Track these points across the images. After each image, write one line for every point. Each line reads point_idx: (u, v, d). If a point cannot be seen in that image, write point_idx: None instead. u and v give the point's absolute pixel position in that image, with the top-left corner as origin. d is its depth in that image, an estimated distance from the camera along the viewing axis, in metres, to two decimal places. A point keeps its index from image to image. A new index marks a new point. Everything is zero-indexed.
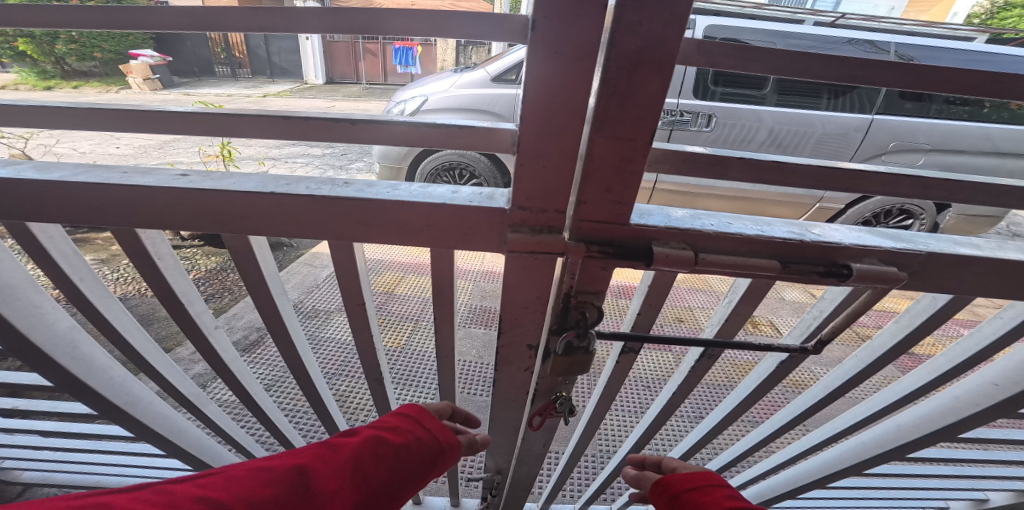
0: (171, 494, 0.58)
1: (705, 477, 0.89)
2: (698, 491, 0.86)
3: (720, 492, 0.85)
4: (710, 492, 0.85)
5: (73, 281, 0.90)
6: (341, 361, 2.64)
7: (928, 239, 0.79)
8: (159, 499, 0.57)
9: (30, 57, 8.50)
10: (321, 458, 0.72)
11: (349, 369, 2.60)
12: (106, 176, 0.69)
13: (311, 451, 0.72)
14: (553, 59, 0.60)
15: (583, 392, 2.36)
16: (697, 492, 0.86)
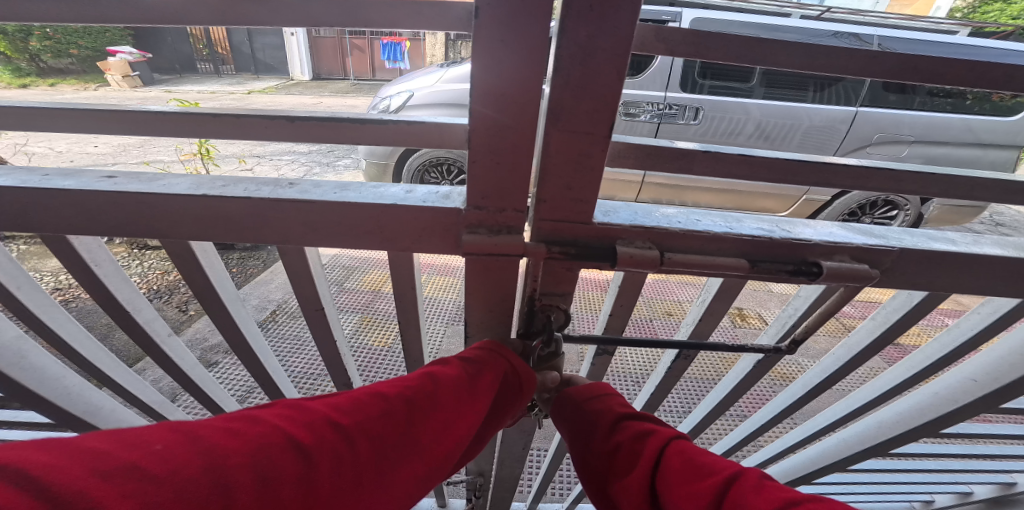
0: (310, 410, 0.54)
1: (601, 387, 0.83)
2: (595, 401, 0.80)
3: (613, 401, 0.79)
4: (607, 401, 0.79)
5: (9, 289, 0.85)
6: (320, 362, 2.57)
7: (902, 235, 0.76)
8: (299, 415, 0.53)
9: (3, 55, 8.23)
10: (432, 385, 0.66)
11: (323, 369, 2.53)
12: (22, 179, 0.63)
13: (421, 379, 0.67)
14: (500, 49, 0.56)
15: None
16: (593, 403, 0.79)
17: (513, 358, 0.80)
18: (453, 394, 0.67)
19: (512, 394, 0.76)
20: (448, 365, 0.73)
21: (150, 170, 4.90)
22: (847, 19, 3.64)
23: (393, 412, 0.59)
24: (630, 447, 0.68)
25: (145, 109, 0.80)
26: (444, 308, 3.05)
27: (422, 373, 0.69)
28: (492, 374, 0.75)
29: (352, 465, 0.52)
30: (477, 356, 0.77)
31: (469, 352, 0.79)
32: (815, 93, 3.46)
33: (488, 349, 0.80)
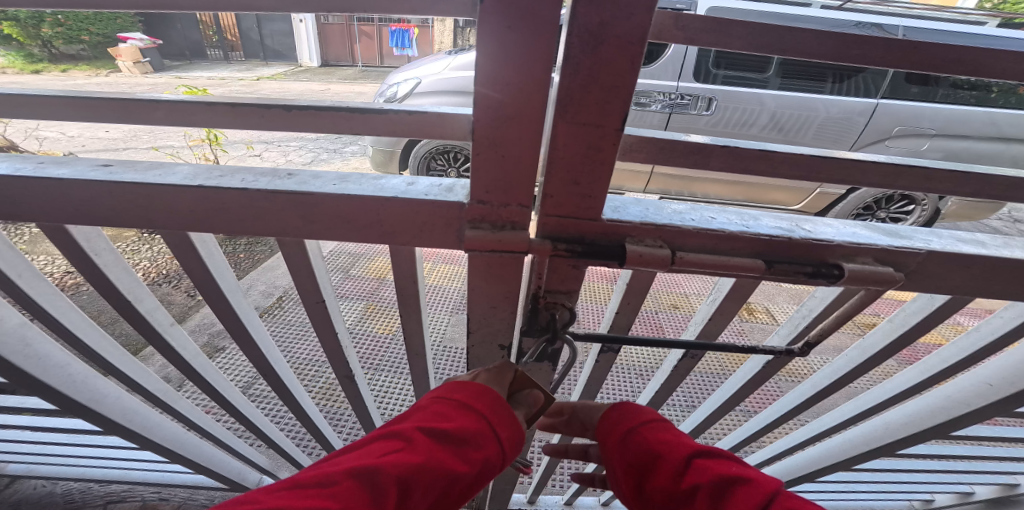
0: None
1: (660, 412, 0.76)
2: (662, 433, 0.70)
3: (674, 431, 0.71)
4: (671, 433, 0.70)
5: (11, 277, 0.84)
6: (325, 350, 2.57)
7: (928, 236, 0.73)
8: None
9: (16, 41, 8.23)
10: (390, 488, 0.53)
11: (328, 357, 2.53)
12: (17, 167, 0.62)
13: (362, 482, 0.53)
14: (506, 35, 0.52)
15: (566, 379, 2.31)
16: (653, 435, 0.70)
17: (510, 433, 0.68)
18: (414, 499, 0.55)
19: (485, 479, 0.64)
20: (419, 446, 0.59)
21: (160, 156, 4.93)
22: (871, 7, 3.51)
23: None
24: (707, 490, 0.59)
25: (144, 97, 0.78)
26: (448, 297, 3.04)
27: (373, 465, 0.55)
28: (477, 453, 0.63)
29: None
30: (460, 428, 0.63)
31: (451, 411, 0.65)
32: (834, 84, 3.34)
33: (477, 411, 0.66)
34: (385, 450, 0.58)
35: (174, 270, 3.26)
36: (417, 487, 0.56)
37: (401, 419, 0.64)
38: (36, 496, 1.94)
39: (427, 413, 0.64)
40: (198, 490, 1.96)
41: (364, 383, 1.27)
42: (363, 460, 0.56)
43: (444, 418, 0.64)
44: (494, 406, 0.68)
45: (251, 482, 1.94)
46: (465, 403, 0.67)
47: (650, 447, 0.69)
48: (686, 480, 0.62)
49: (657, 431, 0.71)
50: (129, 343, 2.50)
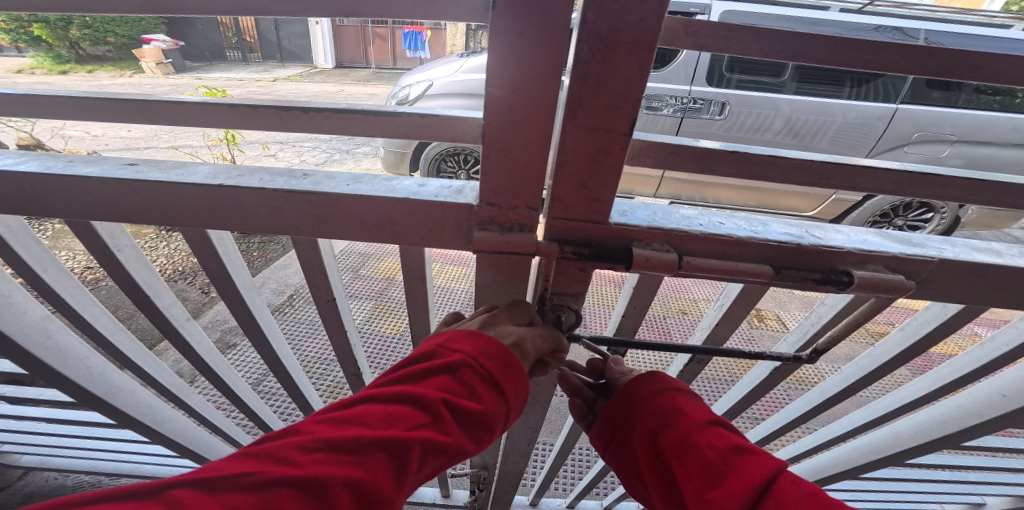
0: None
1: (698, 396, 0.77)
2: (685, 394, 0.72)
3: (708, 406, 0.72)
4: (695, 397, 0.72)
5: (36, 271, 0.87)
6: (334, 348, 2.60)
7: (941, 244, 0.72)
8: None
9: (45, 43, 8.49)
10: (416, 465, 0.54)
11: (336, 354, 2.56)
12: (48, 165, 0.64)
13: (387, 456, 0.52)
14: (517, 40, 0.54)
15: None
16: (680, 395, 0.71)
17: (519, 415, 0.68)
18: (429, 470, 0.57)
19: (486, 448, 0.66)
20: (448, 424, 0.58)
21: (179, 155, 5.03)
22: (891, 10, 3.45)
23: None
24: (724, 450, 0.60)
25: (166, 98, 0.80)
26: (456, 298, 3.06)
27: (401, 439, 0.53)
28: (491, 433, 0.64)
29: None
30: (486, 408, 0.62)
31: (479, 387, 0.63)
32: (852, 88, 3.31)
33: (504, 394, 0.65)
34: (414, 420, 0.56)
35: (188, 266, 3.33)
36: (436, 460, 0.57)
37: (430, 378, 0.62)
38: (48, 488, 1.98)
39: (455, 383, 0.62)
40: None
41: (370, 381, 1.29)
42: (393, 427, 0.54)
43: (470, 393, 0.62)
44: (519, 390, 0.67)
45: None
46: (496, 382, 0.64)
47: (676, 403, 0.70)
48: (708, 436, 0.63)
49: (695, 397, 0.72)
50: (144, 337, 2.55)
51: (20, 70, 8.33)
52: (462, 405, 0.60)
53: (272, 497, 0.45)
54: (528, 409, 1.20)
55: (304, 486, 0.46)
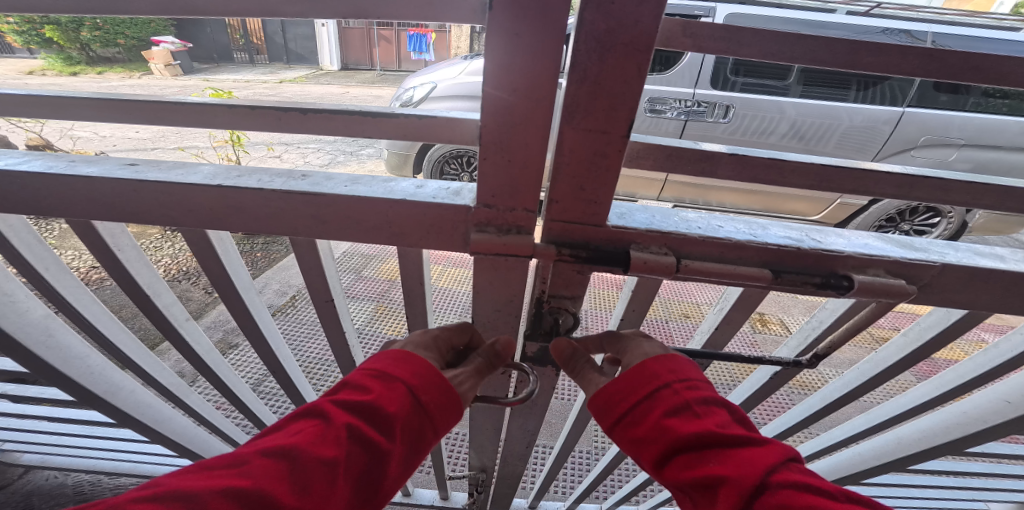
0: None
1: (663, 374, 0.70)
2: (634, 422, 0.69)
3: (661, 405, 0.67)
4: (642, 417, 0.68)
5: (38, 270, 0.87)
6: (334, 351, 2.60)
7: (944, 249, 0.71)
8: None
9: (58, 45, 8.59)
10: (307, 464, 0.55)
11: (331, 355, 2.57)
12: (51, 165, 0.65)
13: (272, 463, 0.54)
14: (513, 42, 0.53)
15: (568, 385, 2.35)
16: (628, 430, 0.70)
17: (433, 395, 0.68)
18: (337, 473, 0.57)
19: (415, 437, 0.66)
20: (339, 420, 0.60)
21: (185, 156, 5.07)
22: (898, 13, 3.42)
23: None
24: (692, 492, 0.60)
25: (165, 98, 0.80)
26: (456, 300, 3.07)
27: (285, 444, 0.56)
28: (402, 422, 0.64)
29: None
30: (379, 394, 0.64)
31: (370, 382, 0.65)
32: (858, 92, 3.28)
33: (397, 377, 0.66)
34: (300, 428, 0.59)
35: (192, 266, 3.34)
36: (339, 458, 0.57)
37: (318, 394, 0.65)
38: (48, 487, 2.00)
39: (344, 386, 0.65)
40: None
41: None
42: (277, 439, 0.57)
43: (361, 388, 0.64)
44: (419, 371, 0.68)
45: None
46: (387, 371, 0.67)
47: (634, 447, 0.69)
48: (676, 474, 0.63)
49: (646, 411, 0.68)
50: (147, 337, 2.56)
51: (33, 71, 8.43)
52: (351, 400, 0.62)
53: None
54: (526, 412, 1.19)
55: (174, 498, 0.47)
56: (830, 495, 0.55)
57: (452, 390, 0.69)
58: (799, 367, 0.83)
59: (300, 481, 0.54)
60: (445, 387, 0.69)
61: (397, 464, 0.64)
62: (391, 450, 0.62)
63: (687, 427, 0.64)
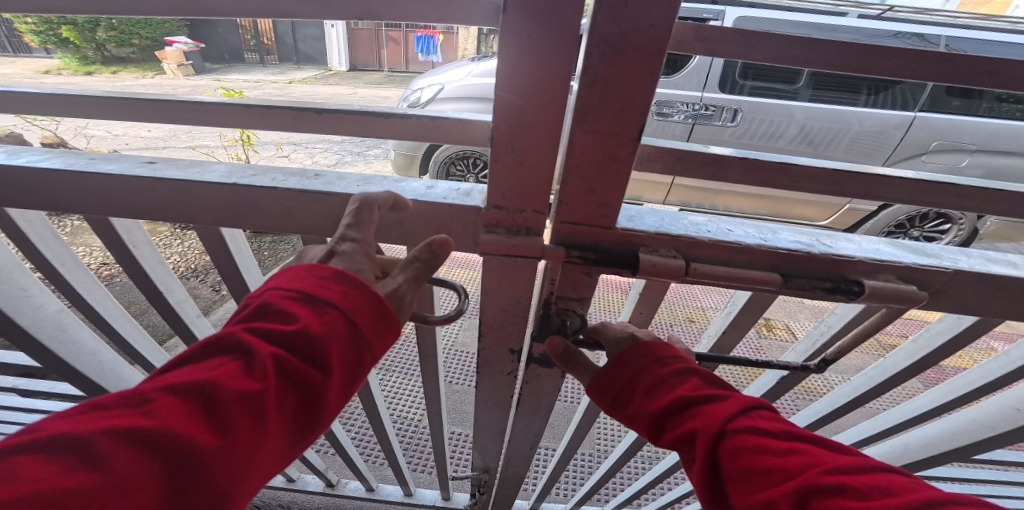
0: None
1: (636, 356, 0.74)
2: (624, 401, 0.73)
3: (642, 383, 0.72)
4: (629, 396, 0.73)
5: (54, 266, 0.89)
6: None
7: (956, 255, 0.71)
8: None
9: (74, 45, 8.72)
10: (227, 401, 0.47)
11: None
12: (70, 163, 0.66)
13: (182, 400, 0.45)
14: (526, 45, 0.54)
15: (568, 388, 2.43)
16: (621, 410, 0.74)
17: (370, 317, 0.60)
18: (265, 407, 0.49)
19: (355, 364, 0.60)
20: (261, 352, 0.51)
21: (196, 155, 5.12)
22: (911, 17, 3.39)
23: (167, 464, 0.42)
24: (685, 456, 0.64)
25: (180, 97, 0.81)
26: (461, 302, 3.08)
27: (195, 380, 0.47)
28: (337, 348, 0.57)
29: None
30: (305, 318, 0.56)
31: (291, 307, 0.56)
32: (869, 96, 3.26)
33: (326, 299, 0.58)
34: (212, 365, 0.50)
35: (201, 264, 3.38)
36: (265, 391, 0.50)
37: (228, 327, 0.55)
38: None
39: (261, 315, 0.56)
40: None
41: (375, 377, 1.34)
42: (179, 376, 0.48)
43: (282, 315, 0.56)
44: (351, 293, 0.60)
45: None
46: (309, 293, 0.58)
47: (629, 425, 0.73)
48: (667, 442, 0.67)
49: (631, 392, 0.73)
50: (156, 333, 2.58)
51: (48, 71, 8.55)
52: (272, 330, 0.54)
53: (17, 467, 0.37)
54: (531, 412, 1.19)
55: (60, 448, 0.39)
56: (774, 434, 0.58)
57: (383, 302, 0.62)
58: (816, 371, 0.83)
59: (221, 419, 0.46)
60: (375, 301, 0.61)
61: (333, 392, 0.57)
62: (327, 379, 0.55)
63: (663, 399, 0.68)
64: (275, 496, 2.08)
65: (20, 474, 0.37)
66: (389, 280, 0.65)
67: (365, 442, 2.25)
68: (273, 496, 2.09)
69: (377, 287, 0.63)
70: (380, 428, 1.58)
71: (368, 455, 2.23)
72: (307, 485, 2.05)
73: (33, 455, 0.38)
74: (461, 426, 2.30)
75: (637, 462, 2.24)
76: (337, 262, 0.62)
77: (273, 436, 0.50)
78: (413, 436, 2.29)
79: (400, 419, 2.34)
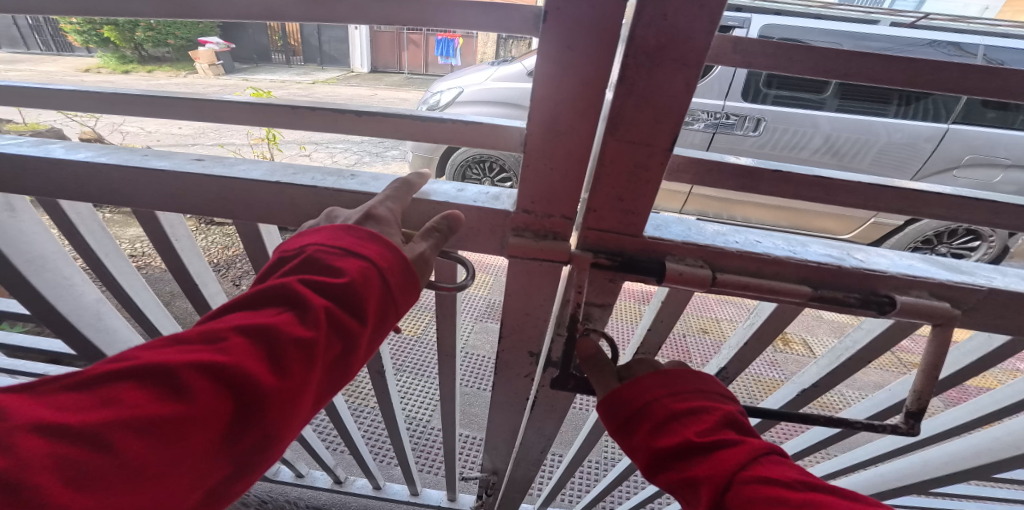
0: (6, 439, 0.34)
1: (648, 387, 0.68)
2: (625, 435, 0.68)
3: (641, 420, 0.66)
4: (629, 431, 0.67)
5: (98, 256, 0.93)
6: None
7: (991, 273, 0.70)
8: None
9: (112, 44, 9.05)
10: (285, 345, 0.49)
11: None
12: (124, 158, 0.70)
13: (246, 343, 0.47)
14: (564, 54, 0.55)
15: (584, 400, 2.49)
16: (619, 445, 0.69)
17: (406, 279, 0.61)
18: (316, 354, 0.51)
19: (388, 320, 0.62)
20: (313, 302, 0.53)
21: (223, 152, 5.27)
22: (944, 27, 3.32)
23: (237, 400, 0.45)
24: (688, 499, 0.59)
25: (223, 98, 0.85)
26: (475, 304, 3.10)
27: (256, 325, 0.49)
28: (378, 304, 0.59)
29: (178, 496, 0.41)
30: (351, 273, 0.57)
31: (339, 261, 0.57)
32: (899, 106, 3.20)
33: (369, 257, 0.59)
34: (269, 312, 0.51)
35: (225, 258, 3.47)
36: (317, 340, 0.52)
37: (280, 274, 0.56)
38: None
39: (308, 266, 0.56)
40: None
41: (392, 377, 1.36)
42: (237, 320, 0.49)
43: (330, 268, 0.56)
44: (389, 253, 0.60)
45: (269, 470, 1.98)
46: (353, 249, 0.59)
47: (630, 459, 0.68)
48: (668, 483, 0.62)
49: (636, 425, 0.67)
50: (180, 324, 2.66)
51: (87, 69, 8.90)
52: (323, 282, 0.55)
53: (116, 393, 0.39)
54: (545, 416, 1.20)
55: (148, 375, 0.41)
56: (790, 486, 0.52)
57: (410, 265, 0.62)
58: (917, 433, 0.72)
59: (280, 362, 0.48)
60: (404, 265, 0.61)
61: (366, 343, 0.59)
62: (365, 332, 0.58)
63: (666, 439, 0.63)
64: (283, 491, 2.10)
65: (120, 399, 0.39)
66: (413, 244, 0.65)
67: (376, 440, 2.27)
68: (282, 490, 2.12)
69: (404, 249, 0.64)
70: (393, 426, 1.61)
71: (377, 453, 2.25)
72: (315, 481, 2.07)
73: (124, 381, 0.40)
74: (471, 429, 2.31)
75: None
76: (372, 225, 0.62)
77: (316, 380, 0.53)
78: (423, 436, 2.30)
79: (411, 418, 2.36)
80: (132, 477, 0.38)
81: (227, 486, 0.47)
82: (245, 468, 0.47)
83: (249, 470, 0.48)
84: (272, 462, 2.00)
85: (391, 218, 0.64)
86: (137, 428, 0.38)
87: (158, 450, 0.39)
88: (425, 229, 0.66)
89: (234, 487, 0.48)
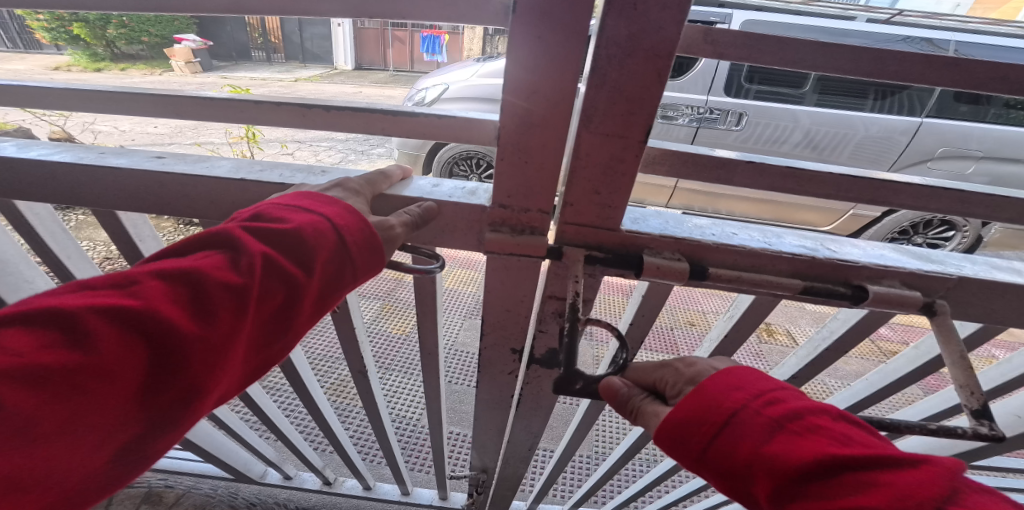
0: None
1: (732, 394, 0.56)
2: (723, 445, 0.55)
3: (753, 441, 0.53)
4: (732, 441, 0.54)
5: (60, 258, 0.89)
6: (335, 357, 2.64)
7: (960, 261, 0.71)
8: None
9: (84, 42, 8.75)
10: (212, 291, 0.48)
11: (333, 357, 2.64)
12: (80, 156, 0.67)
13: (164, 289, 0.46)
14: (536, 45, 0.54)
15: (572, 392, 2.50)
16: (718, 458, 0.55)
17: (359, 237, 0.60)
18: (249, 302, 0.50)
19: (339, 278, 0.60)
20: (250, 248, 0.52)
21: (202, 152, 5.15)
22: (920, 22, 3.38)
23: (150, 349, 0.43)
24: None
25: (191, 94, 0.82)
26: (463, 302, 3.09)
27: (179, 270, 0.48)
28: (325, 259, 0.57)
29: (78, 452, 0.40)
30: (292, 224, 0.56)
31: (282, 214, 0.57)
32: (875, 101, 3.26)
33: (315, 211, 0.59)
34: (200, 257, 0.50)
35: None
36: (250, 286, 0.51)
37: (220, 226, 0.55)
38: None
39: (248, 218, 0.56)
40: (202, 480, 2.01)
41: (376, 377, 1.35)
42: (162, 265, 0.48)
43: (272, 219, 0.56)
44: (339, 210, 0.60)
45: (256, 473, 1.94)
46: (298, 206, 0.58)
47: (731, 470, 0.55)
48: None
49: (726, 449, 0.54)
50: None
51: (58, 67, 8.59)
52: (263, 230, 0.54)
53: (7, 337, 0.38)
54: (531, 413, 1.19)
55: (48, 322, 0.41)
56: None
57: (373, 231, 0.61)
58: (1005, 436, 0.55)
59: (204, 308, 0.47)
60: (362, 225, 0.61)
61: (315, 300, 0.58)
62: (313, 282, 0.56)
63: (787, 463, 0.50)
64: (271, 493, 2.07)
65: (5, 345, 0.38)
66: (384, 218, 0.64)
67: (365, 442, 2.25)
68: (270, 492, 2.08)
69: (375, 221, 0.63)
70: (379, 427, 1.59)
71: (366, 454, 2.23)
72: (304, 483, 2.02)
73: (22, 327, 0.40)
74: (459, 427, 2.30)
75: (634, 466, 2.25)
76: (338, 192, 0.64)
77: (252, 330, 0.52)
78: (412, 435, 2.29)
79: (398, 418, 2.34)
80: (20, 432, 0.36)
81: (147, 445, 0.45)
82: (166, 427, 0.46)
83: (170, 431, 0.46)
84: (258, 464, 1.96)
85: (359, 189, 0.66)
86: (27, 377, 0.37)
87: (52, 401, 0.38)
88: (399, 212, 0.67)
89: (157, 444, 0.46)
